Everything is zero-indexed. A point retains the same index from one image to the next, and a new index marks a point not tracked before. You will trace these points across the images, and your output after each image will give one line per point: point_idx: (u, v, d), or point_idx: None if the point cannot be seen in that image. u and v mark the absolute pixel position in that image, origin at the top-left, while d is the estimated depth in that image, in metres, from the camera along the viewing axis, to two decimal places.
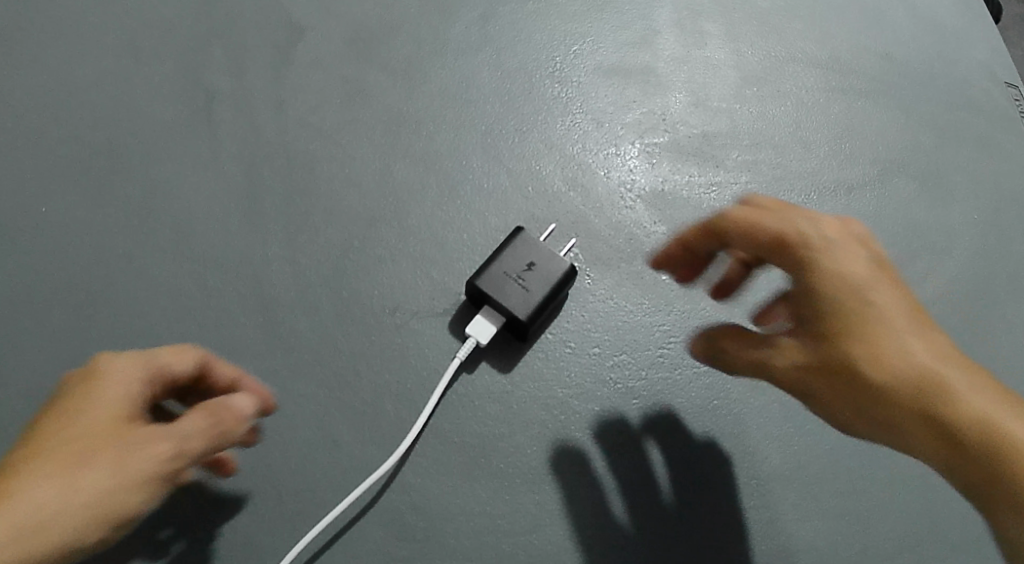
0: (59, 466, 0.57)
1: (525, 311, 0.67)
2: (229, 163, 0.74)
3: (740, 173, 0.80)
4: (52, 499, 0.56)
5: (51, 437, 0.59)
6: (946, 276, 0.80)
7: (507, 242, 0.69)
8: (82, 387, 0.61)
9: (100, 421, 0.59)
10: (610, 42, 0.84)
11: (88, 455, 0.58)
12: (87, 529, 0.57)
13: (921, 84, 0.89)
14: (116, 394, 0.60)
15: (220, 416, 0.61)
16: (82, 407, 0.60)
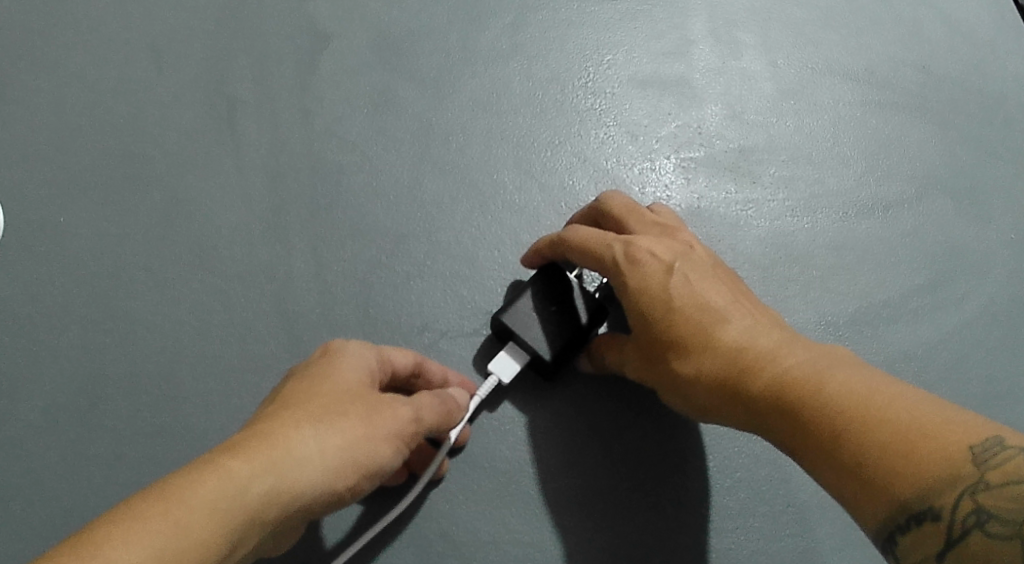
0: (333, 415, 0.54)
1: (553, 353, 0.64)
2: (254, 176, 0.72)
3: (777, 189, 0.78)
4: (329, 444, 0.53)
5: (313, 394, 0.56)
6: (987, 296, 0.77)
7: (536, 276, 0.66)
8: (318, 359, 0.59)
9: (353, 385, 0.57)
10: (644, 52, 0.81)
11: (353, 412, 0.55)
12: (338, 482, 0.53)
13: (968, 92, 0.85)
14: (361, 366, 0.59)
15: (450, 404, 0.61)
16: (320, 369, 0.58)
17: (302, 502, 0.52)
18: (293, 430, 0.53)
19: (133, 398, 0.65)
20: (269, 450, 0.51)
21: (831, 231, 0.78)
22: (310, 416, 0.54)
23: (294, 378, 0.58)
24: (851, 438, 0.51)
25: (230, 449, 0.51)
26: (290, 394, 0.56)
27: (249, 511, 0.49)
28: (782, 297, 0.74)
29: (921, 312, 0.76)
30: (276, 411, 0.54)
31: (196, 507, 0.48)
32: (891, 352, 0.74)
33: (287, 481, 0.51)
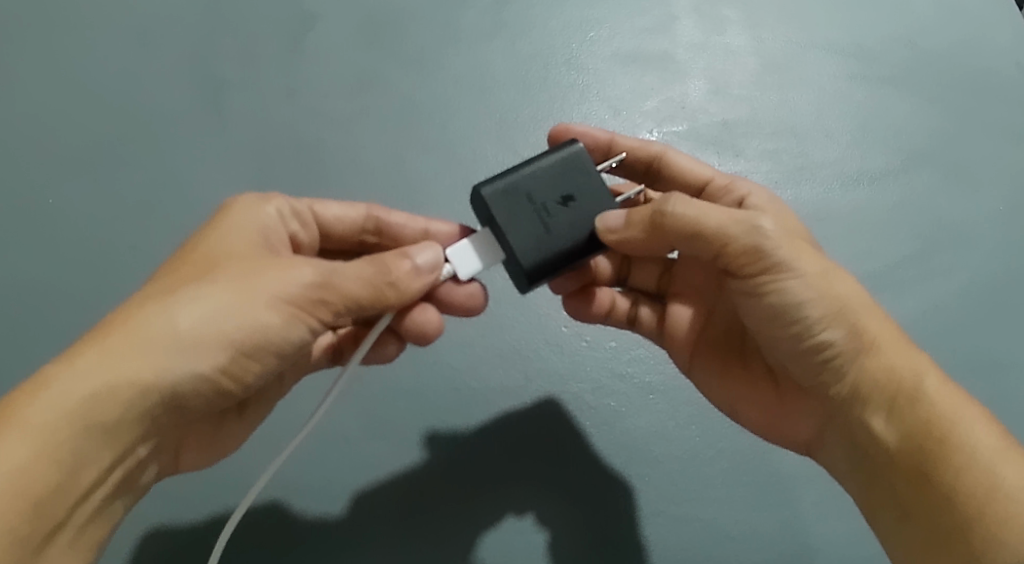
0: (193, 286, 0.55)
1: (538, 250, 0.57)
2: (238, 154, 0.73)
3: (761, 162, 0.78)
4: (187, 313, 0.53)
5: (186, 267, 0.57)
6: (974, 268, 0.77)
7: (547, 160, 0.59)
8: (205, 228, 0.61)
9: (239, 246, 0.59)
10: (627, 28, 0.82)
11: (219, 278, 0.55)
12: (202, 358, 0.53)
13: (956, 65, 0.85)
14: (252, 229, 0.61)
15: (391, 266, 0.57)
16: (203, 243, 0.59)
17: (166, 386, 0.53)
18: (146, 308, 0.53)
19: None
20: (118, 334, 0.53)
21: (813, 203, 0.78)
22: (167, 293, 0.54)
23: (177, 255, 0.59)
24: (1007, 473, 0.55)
25: (81, 345, 0.53)
26: (166, 272, 0.58)
27: (93, 407, 0.51)
28: None
29: (907, 285, 0.76)
30: (141, 292, 0.56)
31: (35, 408, 0.51)
32: None
33: (138, 365, 0.52)
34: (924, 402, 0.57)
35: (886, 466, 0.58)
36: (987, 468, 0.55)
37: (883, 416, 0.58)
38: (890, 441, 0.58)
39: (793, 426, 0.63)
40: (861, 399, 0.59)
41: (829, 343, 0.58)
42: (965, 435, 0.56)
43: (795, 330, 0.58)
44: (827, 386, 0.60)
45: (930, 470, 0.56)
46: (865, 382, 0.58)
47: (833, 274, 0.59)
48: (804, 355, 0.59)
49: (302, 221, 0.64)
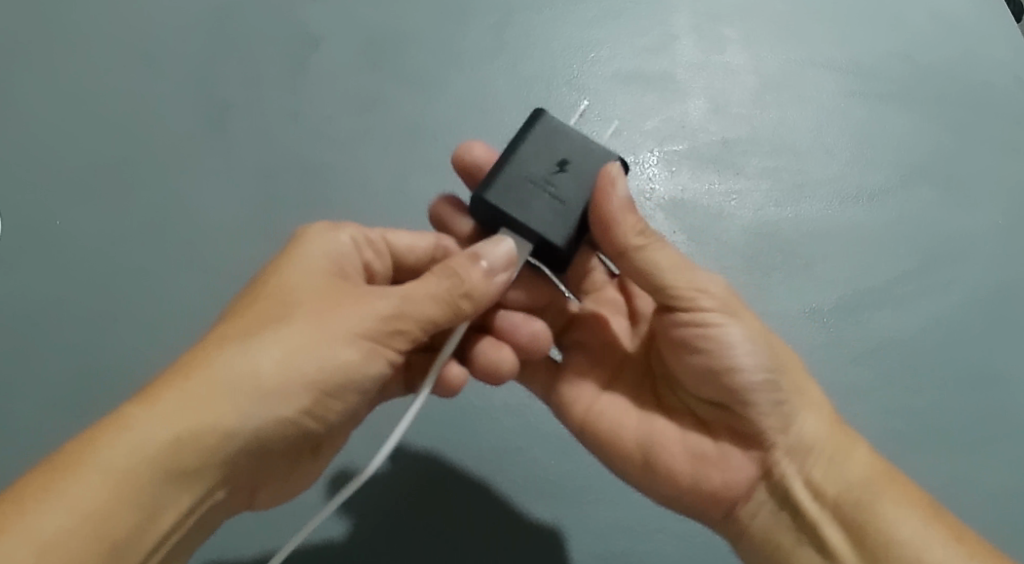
0: (272, 326, 0.55)
1: (562, 219, 0.60)
2: (244, 177, 0.74)
3: (761, 180, 0.79)
4: (274, 356, 0.54)
5: (258, 302, 0.58)
6: (972, 281, 0.78)
7: (528, 135, 0.63)
8: (276, 260, 0.61)
9: (318, 276, 0.60)
10: (627, 49, 0.83)
11: (295, 319, 0.56)
12: (289, 405, 0.54)
13: (952, 80, 0.86)
14: (328, 257, 0.61)
15: (462, 272, 0.58)
16: (272, 277, 0.60)
17: (251, 429, 0.53)
18: (223, 351, 0.54)
19: (120, 389, 0.66)
20: (199, 378, 0.52)
21: (813, 219, 0.79)
22: (245, 336, 0.55)
23: (248, 292, 0.59)
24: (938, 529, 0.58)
25: (157, 388, 0.53)
26: (236, 309, 0.58)
27: (175, 452, 0.51)
28: (767, 287, 0.76)
29: (906, 299, 0.76)
30: (214, 333, 0.56)
31: (110, 458, 0.50)
32: (874, 338, 0.75)
33: (226, 410, 0.52)
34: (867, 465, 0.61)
35: (825, 518, 0.60)
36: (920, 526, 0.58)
37: (824, 471, 0.61)
38: (827, 491, 0.61)
39: (723, 490, 0.62)
40: (804, 454, 0.61)
41: (773, 387, 0.61)
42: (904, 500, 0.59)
43: (738, 367, 0.61)
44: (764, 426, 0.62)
45: (863, 519, 0.59)
46: (810, 435, 0.61)
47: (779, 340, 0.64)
48: (747, 393, 0.61)
49: (376, 251, 0.65)
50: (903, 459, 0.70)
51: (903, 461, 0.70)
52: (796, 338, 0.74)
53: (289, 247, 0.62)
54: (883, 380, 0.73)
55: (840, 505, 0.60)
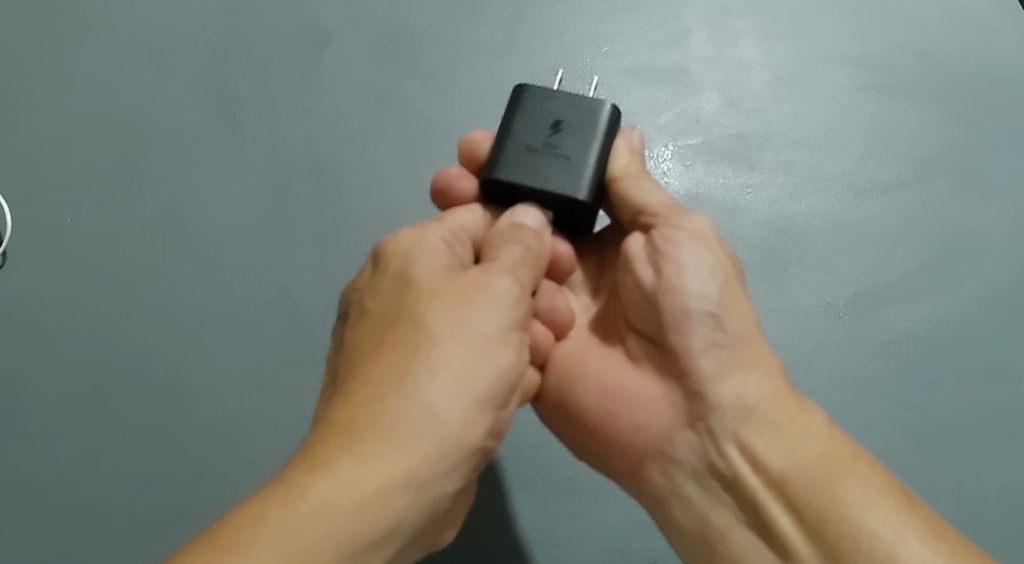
0: (420, 347, 0.52)
1: (574, 176, 0.62)
2: (258, 175, 0.75)
3: (776, 174, 0.79)
4: (438, 376, 0.51)
5: (387, 329, 0.54)
6: (987, 275, 0.77)
7: (517, 108, 0.64)
8: (386, 282, 0.57)
9: (437, 283, 0.56)
10: (640, 43, 0.82)
11: (439, 332, 0.53)
12: (466, 428, 0.51)
13: (964, 74, 0.85)
14: (435, 259, 0.58)
15: (527, 238, 0.60)
16: (390, 300, 0.56)
17: (435, 467, 0.49)
18: (385, 396, 0.50)
19: (137, 386, 0.69)
20: (367, 430, 0.49)
21: (828, 213, 0.78)
22: (396, 370, 0.51)
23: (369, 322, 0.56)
24: (868, 513, 0.52)
25: (322, 452, 0.48)
26: (366, 344, 0.54)
27: (370, 511, 0.46)
28: (781, 280, 0.75)
29: (921, 293, 0.76)
30: (359, 375, 0.52)
31: (297, 535, 0.44)
32: (889, 332, 0.74)
33: (404, 453, 0.48)
34: (814, 442, 0.56)
35: (757, 484, 0.56)
36: (850, 505, 0.52)
37: (769, 440, 0.57)
38: (775, 464, 0.56)
39: (631, 434, 0.61)
40: (734, 412, 0.58)
41: (723, 332, 0.59)
42: (847, 481, 0.53)
43: (686, 301, 0.59)
44: (692, 367, 0.59)
45: (815, 487, 0.54)
46: (749, 394, 0.58)
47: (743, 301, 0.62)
48: (686, 319, 0.59)
49: (461, 243, 0.61)
50: (917, 453, 0.70)
51: (917, 455, 0.70)
52: (810, 332, 0.74)
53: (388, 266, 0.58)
54: (899, 374, 0.73)
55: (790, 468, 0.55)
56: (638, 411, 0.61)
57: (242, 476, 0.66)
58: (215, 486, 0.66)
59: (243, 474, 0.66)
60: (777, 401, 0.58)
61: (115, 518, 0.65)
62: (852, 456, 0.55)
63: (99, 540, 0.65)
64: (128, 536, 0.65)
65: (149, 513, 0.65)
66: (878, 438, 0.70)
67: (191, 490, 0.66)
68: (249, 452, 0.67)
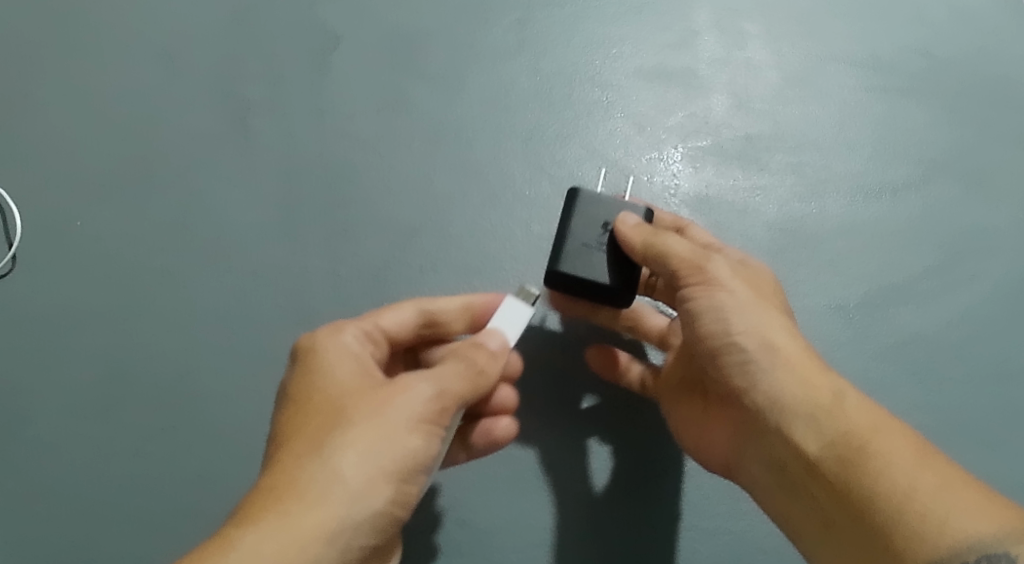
0: (330, 435, 0.55)
1: (621, 274, 0.65)
2: (268, 178, 0.75)
3: (786, 176, 0.79)
4: (340, 461, 0.54)
5: (299, 417, 0.57)
6: (996, 275, 0.77)
7: (571, 210, 0.67)
8: (302, 375, 0.60)
9: (346, 379, 0.59)
10: (649, 44, 0.82)
11: (344, 424, 0.56)
12: (371, 498, 0.54)
13: (971, 74, 0.85)
14: (344, 361, 0.60)
15: (475, 356, 0.59)
16: (303, 392, 0.59)
17: (343, 529, 0.53)
18: (302, 466, 0.54)
19: (148, 390, 0.69)
20: (287, 493, 0.53)
21: (838, 215, 0.78)
22: (308, 444, 0.55)
23: (286, 405, 0.59)
24: (895, 478, 0.54)
25: (250, 512, 0.53)
26: (282, 426, 0.58)
27: None
28: (791, 281, 0.76)
29: (930, 294, 0.76)
30: (276, 455, 0.56)
31: None
32: (898, 333, 0.75)
33: (316, 512, 0.53)
34: (843, 417, 0.58)
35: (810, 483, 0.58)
36: (881, 474, 0.55)
37: (806, 429, 0.58)
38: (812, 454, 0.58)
39: (704, 452, 0.66)
40: (777, 403, 0.59)
41: (737, 345, 0.61)
42: (877, 453, 0.56)
43: (710, 334, 0.62)
44: (740, 362, 0.61)
45: (853, 480, 0.56)
46: (782, 392, 0.59)
47: (762, 307, 0.62)
48: (716, 355, 0.62)
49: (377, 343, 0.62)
50: None
51: None
52: (820, 335, 0.74)
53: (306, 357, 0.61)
54: (906, 376, 0.74)
55: (838, 465, 0.57)
56: (709, 434, 0.65)
57: (254, 479, 0.66)
58: (230, 488, 0.67)
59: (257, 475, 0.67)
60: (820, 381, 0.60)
61: (132, 520, 0.66)
62: (879, 428, 0.57)
63: (116, 541, 0.66)
64: (146, 537, 0.66)
65: (164, 515, 0.66)
66: None
67: (206, 493, 0.67)
68: (262, 454, 0.67)
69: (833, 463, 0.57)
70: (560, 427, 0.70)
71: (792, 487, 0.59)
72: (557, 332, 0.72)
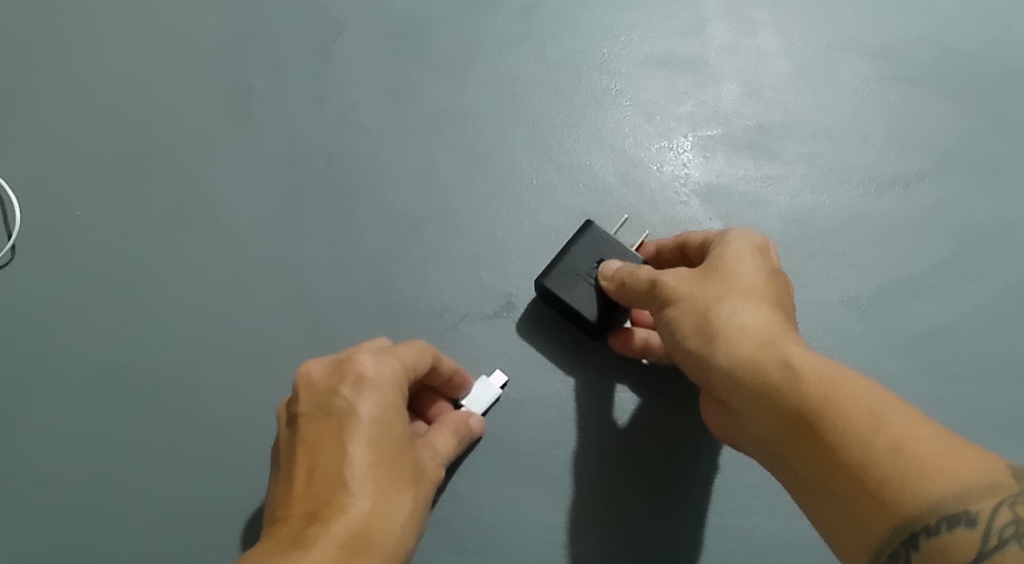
0: (385, 479, 0.53)
1: (597, 311, 0.66)
2: (271, 166, 0.74)
3: (798, 165, 0.78)
4: (397, 508, 0.53)
5: (345, 450, 0.53)
6: (1011, 268, 0.76)
7: (576, 237, 0.68)
8: (342, 404, 0.54)
9: (393, 424, 0.55)
10: (658, 31, 0.81)
11: (399, 472, 0.54)
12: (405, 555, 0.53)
13: (986, 65, 0.83)
14: (389, 401, 0.55)
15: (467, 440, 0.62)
16: (347, 421, 0.54)
17: None
18: (353, 513, 0.51)
19: (148, 381, 0.67)
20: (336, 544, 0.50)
21: (851, 206, 0.77)
22: (350, 491, 0.52)
23: (323, 430, 0.54)
24: (851, 449, 0.45)
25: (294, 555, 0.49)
26: (322, 456, 0.53)
27: None
28: (803, 274, 0.74)
29: (944, 287, 0.75)
30: (323, 490, 0.52)
31: None
32: (912, 327, 0.73)
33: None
34: (791, 388, 0.49)
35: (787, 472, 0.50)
36: (836, 445, 0.46)
37: (758, 410, 0.50)
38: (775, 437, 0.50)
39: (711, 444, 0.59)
40: (730, 381, 0.52)
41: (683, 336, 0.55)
42: (832, 426, 0.46)
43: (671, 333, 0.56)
44: (691, 346, 0.54)
45: (812, 461, 0.47)
46: (732, 373, 0.52)
47: (707, 286, 0.55)
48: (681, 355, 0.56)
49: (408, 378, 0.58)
50: None
51: None
52: (833, 328, 0.73)
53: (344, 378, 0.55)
54: (920, 370, 0.72)
55: (800, 450, 0.48)
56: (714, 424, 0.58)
57: (257, 472, 0.65)
58: (231, 482, 0.65)
59: (259, 469, 0.66)
60: (769, 350, 0.51)
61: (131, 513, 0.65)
62: (830, 395, 0.47)
63: (114, 535, 0.64)
64: (145, 531, 0.64)
65: (164, 508, 0.65)
66: None
67: (206, 486, 0.65)
68: (264, 447, 0.66)
69: (795, 446, 0.48)
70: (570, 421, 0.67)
71: (777, 471, 0.51)
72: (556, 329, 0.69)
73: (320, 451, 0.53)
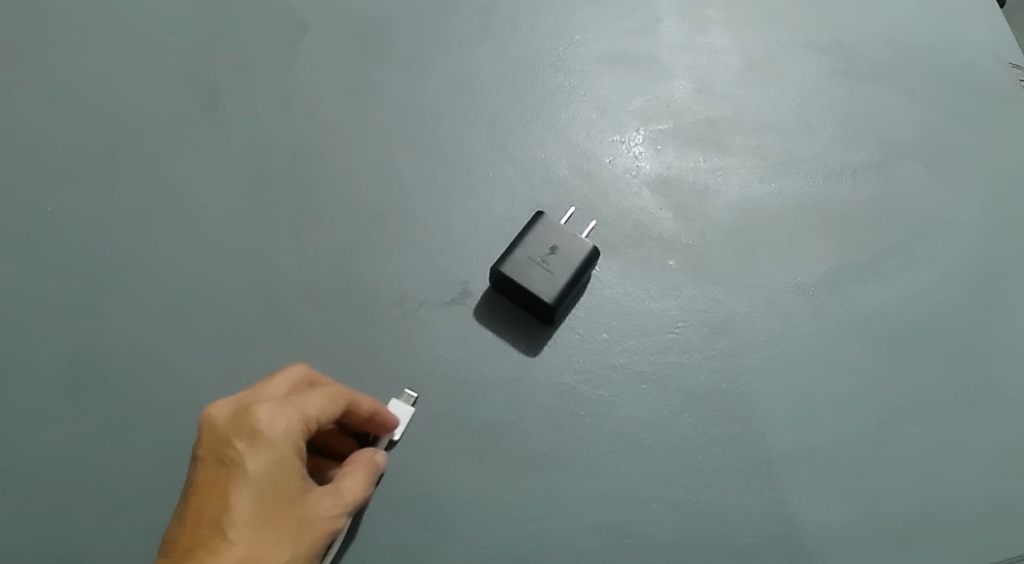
0: (260, 531, 0.58)
1: (551, 293, 0.69)
2: (235, 160, 0.76)
3: (746, 157, 0.81)
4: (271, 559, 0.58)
5: (228, 498, 0.58)
6: (952, 255, 0.79)
7: (529, 226, 0.72)
8: (233, 452, 0.59)
9: (276, 477, 0.59)
10: (612, 30, 0.84)
11: (278, 525, 0.59)
12: None
13: (932, 60, 0.87)
14: (275, 454, 0.59)
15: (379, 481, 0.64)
16: (234, 471, 0.59)
17: None
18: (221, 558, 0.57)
19: (115, 368, 0.70)
20: None
21: (797, 195, 0.80)
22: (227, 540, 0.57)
23: (213, 477, 0.59)
24: None
25: None
26: (209, 500, 0.59)
27: None
28: (752, 261, 0.77)
29: (890, 273, 0.78)
30: (203, 533, 0.58)
31: None
32: (858, 310, 0.76)
33: None
34: None
35: None
36: None
37: None
38: None
39: None
40: None
41: None
42: None
43: None
44: None
45: None
46: None
47: None
48: None
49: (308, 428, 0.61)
50: (891, 430, 0.72)
51: (891, 432, 0.72)
52: (781, 310, 0.75)
53: (240, 429, 0.60)
54: (870, 351, 0.74)
55: None
56: None
57: None
58: None
59: None
60: None
61: (95, 497, 0.66)
62: None
63: (78, 519, 0.66)
64: (109, 514, 0.66)
65: (129, 492, 0.67)
66: (850, 411, 0.72)
67: (172, 470, 0.67)
68: None
69: None
70: (526, 406, 0.70)
71: None
72: (509, 317, 0.72)
73: (208, 495, 0.59)
